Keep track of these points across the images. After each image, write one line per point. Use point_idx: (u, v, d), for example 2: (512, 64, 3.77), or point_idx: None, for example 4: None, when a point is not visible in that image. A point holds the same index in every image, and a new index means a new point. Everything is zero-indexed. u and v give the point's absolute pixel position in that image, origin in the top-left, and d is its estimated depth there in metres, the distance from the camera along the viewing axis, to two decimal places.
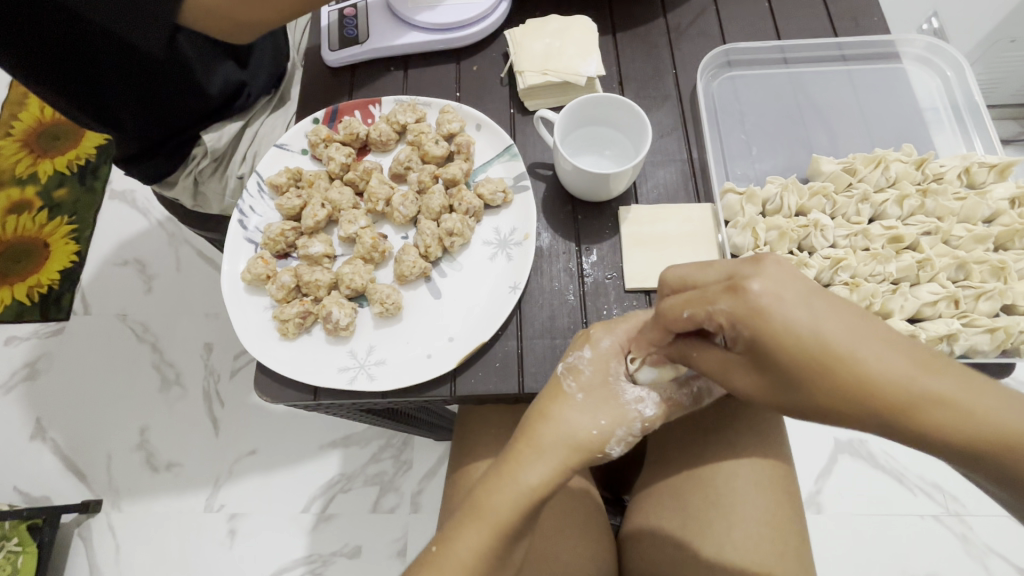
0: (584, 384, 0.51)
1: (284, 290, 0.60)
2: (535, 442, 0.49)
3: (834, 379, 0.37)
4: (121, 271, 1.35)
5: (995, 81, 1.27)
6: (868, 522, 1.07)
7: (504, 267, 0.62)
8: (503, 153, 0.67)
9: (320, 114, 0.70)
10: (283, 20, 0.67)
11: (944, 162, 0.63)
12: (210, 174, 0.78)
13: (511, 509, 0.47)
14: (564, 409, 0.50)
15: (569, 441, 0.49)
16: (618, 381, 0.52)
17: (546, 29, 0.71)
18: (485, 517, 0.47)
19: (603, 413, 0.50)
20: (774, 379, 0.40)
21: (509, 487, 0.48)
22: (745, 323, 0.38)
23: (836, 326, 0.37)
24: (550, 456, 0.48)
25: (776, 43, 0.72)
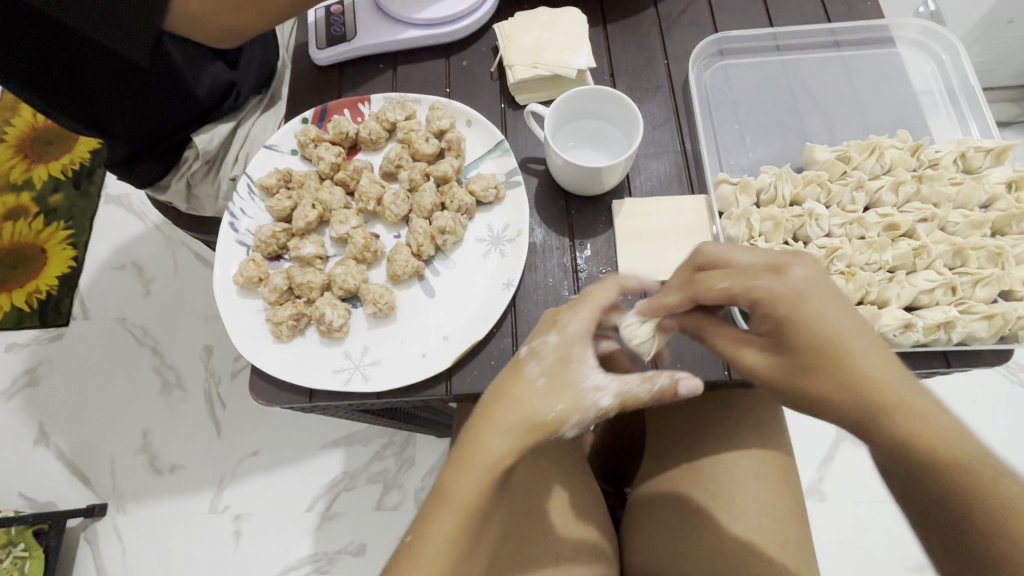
0: (544, 368, 0.46)
1: (277, 292, 0.60)
2: (491, 416, 0.44)
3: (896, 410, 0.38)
4: (120, 275, 1.34)
5: (994, 62, 1.28)
6: (871, 509, 1.08)
7: (498, 264, 0.62)
8: (494, 149, 0.67)
9: (309, 114, 0.69)
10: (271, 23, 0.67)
11: (940, 148, 0.62)
12: (202, 177, 0.78)
13: (470, 483, 0.42)
14: (513, 386, 0.45)
15: (522, 411, 0.43)
16: (578, 367, 0.46)
17: (535, 22, 0.70)
18: (447, 501, 0.42)
19: (561, 398, 0.44)
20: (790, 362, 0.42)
21: (468, 452, 0.43)
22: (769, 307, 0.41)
23: (855, 329, 0.40)
24: (501, 416, 0.44)
25: (769, 30, 0.71)
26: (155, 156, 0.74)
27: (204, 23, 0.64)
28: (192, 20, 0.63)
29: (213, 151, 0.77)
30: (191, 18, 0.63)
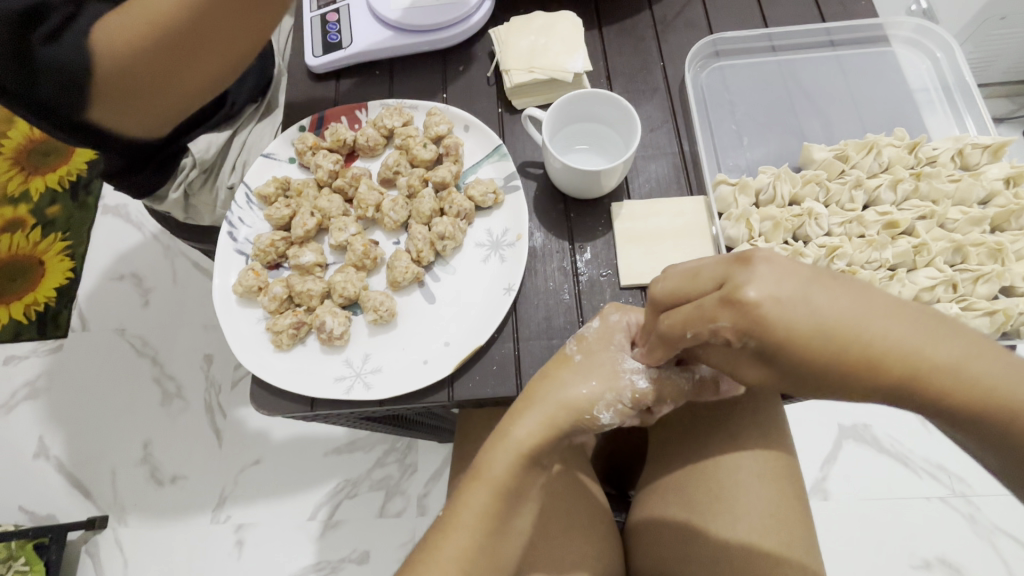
0: (585, 350, 0.53)
1: (277, 301, 0.60)
2: (535, 401, 0.51)
3: (855, 368, 0.33)
4: (119, 285, 1.34)
5: (989, 57, 1.29)
6: (875, 507, 1.08)
7: (498, 269, 0.62)
8: (492, 153, 0.67)
9: (306, 121, 0.69)
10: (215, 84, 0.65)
11: (937, 145, 0.62)
12: (201, 186, 0.78)
13: (502, 463, 0.50)
14: (560, 371, 0.52)
15: (563, 398, 0.50)
16: (616, 353, 0.51)
17: (530, 26, 0.70)
18: (480, 476, 0.50)
19: (595, 376, 0.50)
20: (782, 371, 0.36)
21: (502, 439, 0.51)
22: (752, 335, 0.34)
23: (837, 305, 0.33)
24: (539, 408, 0.50)
25: (763, 31, 0.71)
26: (152, 165, 0.74)
27: (146, 110, 0.62)
28: (135, 113, 0.61)
29: (211, 160, 0.76)
30: (135, 113, 0.61)
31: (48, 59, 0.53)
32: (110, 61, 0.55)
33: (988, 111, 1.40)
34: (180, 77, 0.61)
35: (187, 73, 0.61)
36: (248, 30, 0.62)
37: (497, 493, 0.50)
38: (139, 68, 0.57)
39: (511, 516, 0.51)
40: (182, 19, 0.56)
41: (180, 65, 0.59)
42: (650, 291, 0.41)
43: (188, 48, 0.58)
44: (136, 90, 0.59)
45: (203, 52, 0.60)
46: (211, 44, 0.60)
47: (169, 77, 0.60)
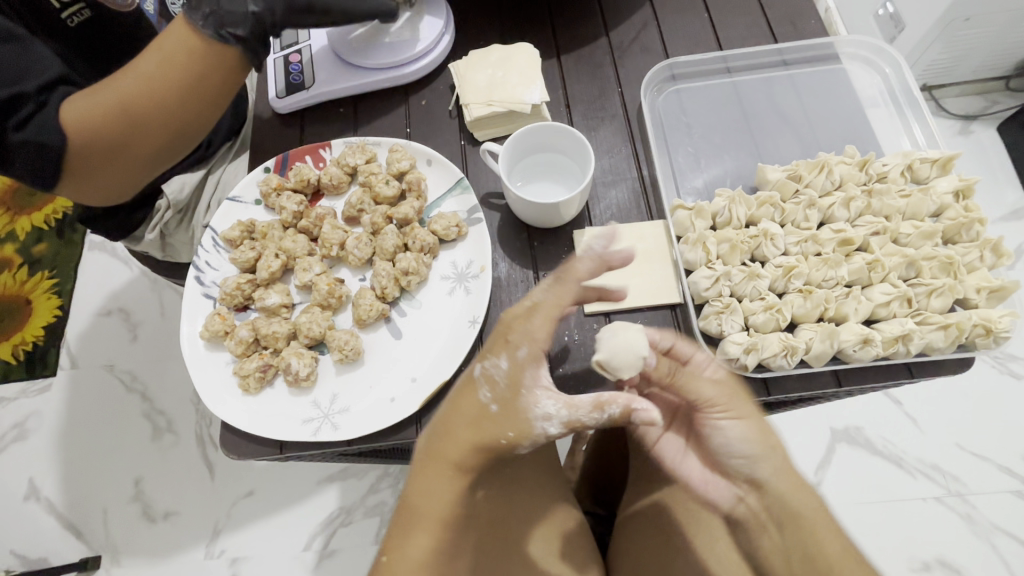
0: (502, 398, 0.46)
1: (243, 344, 0.60)
2: (450, 432, 0.46)
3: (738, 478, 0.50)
4: (107, 321, 1.34)
5: (956, 58, 1.33)
6: (871, 510, 1.09)
7: (464, 302, 0.62)
8: (454, 187, 0.67)
9: (271, 163, 0.70)
10: (170, 153, 0.65)
11: (887, 161, 0.63)
12: (177, 225, 0.81)
13: (437, 497, 0.45)
14: (466, 407, 0.47)
15: (476, 424, 0.46)
16: (529, 394, 0.47)
17: (488, 59, 0.72)
18: (418, 516, 0.46)
19: (512, 425, 0.46)
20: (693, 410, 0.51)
21: (433, 471, 0.46)
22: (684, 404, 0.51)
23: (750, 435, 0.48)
24: (459, 432, 0.46)
25: (717, 53, 0.73)
26: (131, 209, 0.80)
27: (98, 184, 0.64)
28: (88, 188, 0.64)
29: (185, 200, 0.80)
30: (88, 187, 0.63)
31: (21, 141, 0.57)
32: (71, 138, 0.58)
33: (959, 111, 1.44)
34: (137, 152, 0.62)
35: (142, 149, 0.62)
36: (207, 115, 0.64)
37: (442, 527, 0.46)
38: (93, 148, 0.59)
39: (456, 542, 0.47)
40: (139, 103, 0.59)
41: (130, 141, 0.61)
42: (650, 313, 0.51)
43: (142, 128, 0.61)
44: (94, 165, 0.61)
45: (157, 131, 0.61)
46: (165, 123, 0.62)
47: (122, 153, 0.61)
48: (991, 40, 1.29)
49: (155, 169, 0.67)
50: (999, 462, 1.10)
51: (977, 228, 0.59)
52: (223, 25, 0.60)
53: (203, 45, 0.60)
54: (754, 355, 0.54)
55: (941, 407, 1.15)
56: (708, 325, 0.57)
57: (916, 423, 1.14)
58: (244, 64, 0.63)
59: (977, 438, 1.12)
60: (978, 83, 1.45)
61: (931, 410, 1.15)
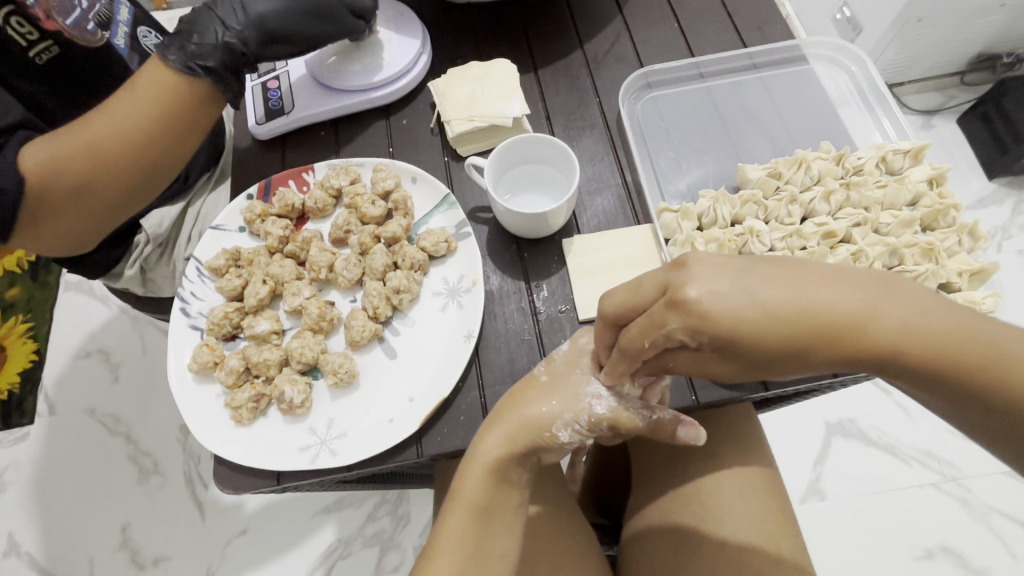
0: (552, 369, 0.55)
1: (233, 374, 0.58)
2: (498, 419, 0.53)
3: (807, 326, 0.38)
4: (87, 363, 1.30)
5: (913, 57, 1.39)
6: (871, 500, 1.10)
7: (458, 317, 0.62)
8: (441, 203, 0.67)
9: (254, 190, 0.69)
10: (141, 191, 0.65)
11: (862, 155, 0.64)
12: (158, 259, 0.80)
13: (473, 483, 0.51)
14: (524, 390, 0.54)
15: (528, 418, 0.52)
16: (581, 375, 0.54)
17: (466, 76, 0.73)
18: (456, 499, 0.51)
19: (556, 396, 0.53)
20: (744, 364, 0.41)
21: (471, 460, 0.52)
22: (703, 331, 0.38)
23: (777, 292, 0.39)
24: (501, 425, 0.52)
25: (690, 60, 0.74)
26: (109, 245, 0.79)
27: (66, 225, 0.62)
28: (54, 228, 0.62)
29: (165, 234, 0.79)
30: (54, 228, 0.61)
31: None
32: (46, 173, 0.57)
33: (920, 106, 1.50)
34: (110, 188, 0.62)
35: (115, 185, 0.62)
36: (181, 152, 0.65)
37: (474, 515, 0.51)
38: (66, 184, 0.59)
39: (490, 538, 0.51)
40: (125, 137, 0.60)
41: (104, 176, 0.61)
42: (601, 306, 0.44)
43: (114, 165, 0.61)
44: (63, 204, 0.60)
45: (133, 166, 0.62)
46: (138, 161, 0.62)
47: (94, 188, 0.61)
48: (943, 40, 1.35)
49: (124, 211, 0.66)
50: None
51: (953, 214, 0.61)
52: (196, 56, 0.62)
53: (175, 78, 0.61)
54: None
55: None
56: None
57: (908, 411, 1.16)
58: (216, 95, 0.65)
59: None
60: (936, 78, 1.50)
61: None
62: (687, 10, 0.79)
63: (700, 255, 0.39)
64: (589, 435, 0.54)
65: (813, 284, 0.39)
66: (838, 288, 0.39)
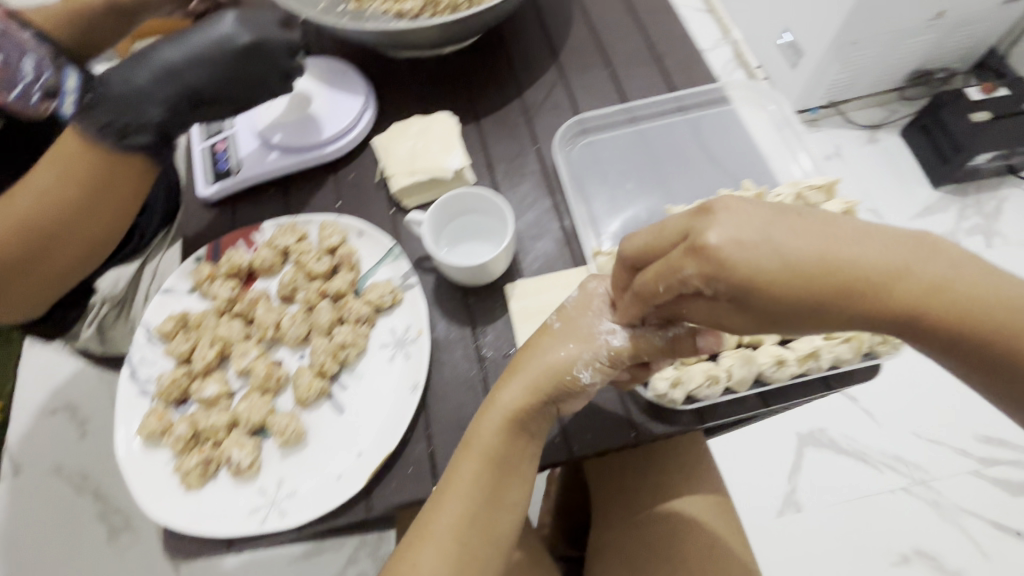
0: (564, 317, 0.57)
1: (181, 440, 0.59)
2: (518, 367, 0.55)
3: (828, 279, 0.40)
4: (54, 420, 1.27)
5: (852, 77, 1.47)
6: (844, 508, 1.12)
7: (404, 367, 0.63)
8: (387, 255, 0.69)
9: (202, 252, 0.70)
10: (81, 263, 0.66)
11: (780, 191, 0.69)
12: (116, 317, 0.92)
13: (490, 431, 0.53)
14: (541, 338, 0.56)
15: (547, 366, 0.54)
16: (593, 316, 0.55)
17: (408, 131, 0.76)
18: (470, 447, 0.54)
19: (572, 339, 0.55)
20: (758, 316, 0.43)
21: (488, 409, 0.54)
22: (718, 278, 0.41)
23: (797, 243, 0.41)
24: (521, 374, 0.54)
25: (620, 106, 0.79)
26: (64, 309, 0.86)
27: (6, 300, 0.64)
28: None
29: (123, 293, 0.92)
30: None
31: None
32: None
33: (864, 121, 1.57)
34: (48, 265, 0.63)
35: (52, 261, 0.63)
36: (118, 223, 0.66)
37: (489, 462, 0.53)
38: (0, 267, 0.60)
39: (503, 486, 0.54)
40: (56, 217, 0.61)
41: (40, 256, 0.62)
42: (621, 248, 0.48)
43: (57, 248, 0.62)
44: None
45: (68, 243, 0.63)
46: (80, 239, 0.64)
47: (31, 267, 0.62)
48: (879, 60, 1.43)
49: (66, 281, 0.67)
50: (955, 445, 1.16)
51: None
52: (127, 132, 0.63)
53: (106, 158, 0.62)
54: (681, 389, 0.57)
55: (894, 398, 1.21)
56: None
57: (874, 417, 1.19)
58: (149, 167, 0.66)
59: (931, 425, 1.18)
60: (877, 96, 1.58)
61: (885, 403, 1.21)
62: (618, 56, 0.84)
63: (727, 203, 0.41)
64: (613, 371, 0.55)
65: (837, 239, 0.40)
66: (860, 244, 0.40)
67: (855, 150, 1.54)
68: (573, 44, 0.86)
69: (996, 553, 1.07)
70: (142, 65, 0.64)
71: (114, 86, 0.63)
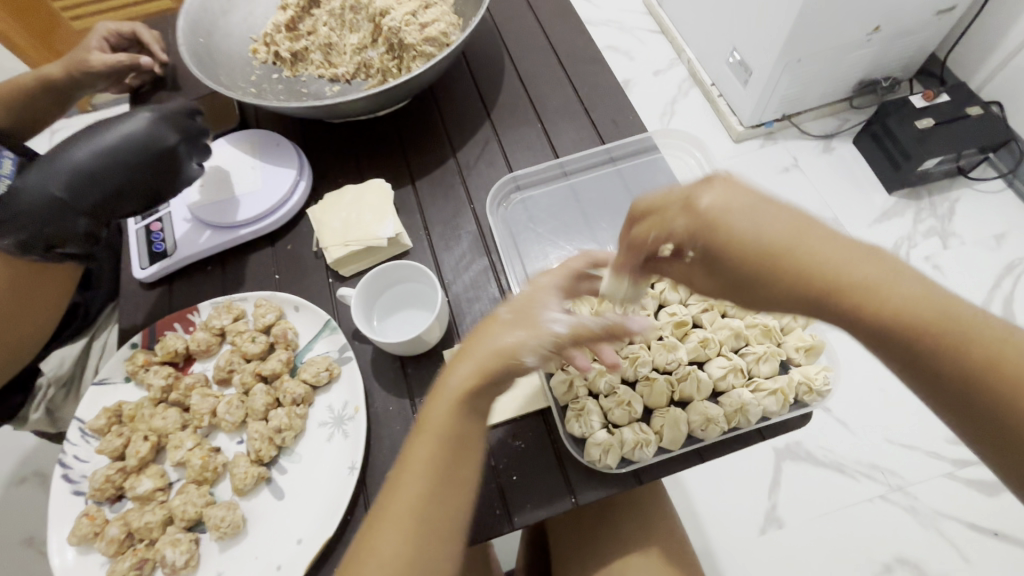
0: (512, 305, 0.51)
1: (114, 543, 0.58)
2: (466, 351, 0.51)
3: (791, 266, 0.42)
4: (22, 490, 1.24)
5: (804, 89, 1.48)
6: (825, 521, 1.13)
7: (342, 446, 0.63)
8: (323, 329, 0.69)
9: (137, 338, 0.70)
10: None
11: None
12: (64, 398, 0.88)
13: (439, 411, 0.49)
14: (488, 325, 0.51)
15: (492, 350, 0.49)
16: (540, 303, 0.51)
17: (342, 201, 0.76)
18: (423, 428, 0.50)
19: (521, 326, 0.49)
20: (724, 282, 0.46)
21: (438, 391, 0.50)
22: (698, 237, 0.45)
23: (778, 228, 0.42)
24: (468, 359, 0.50)
25: (552, 161, 0.80)
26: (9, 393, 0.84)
27: None
28: None
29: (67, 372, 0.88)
30: None
31: None
32: None
33: (819, 130, 1.59)
34: None
35: None
36: None
37: (441, 442, 0.49)
38: None
39: (456, 471, 0.49)
40: None
41: None
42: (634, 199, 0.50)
43: None
44: None
45: None
46: None
47: None
48: (826, 73, 1.44)
49: None
50: (928, 448, 1.16)
51: None
52: (54, 246, 0.65)
53: None
54: (613, 453, 0.58)
55: (868, 405, 1.21)
56: (570, 428, 0.60)
57: (848, 426, 1.20)
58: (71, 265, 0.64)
59: (906, 430, 1.18)
60: (830, 105, 1.58)
61: (860, 412, 1.20)
62: (549, 109, 0.86)
63: (726, 176, 0.45)
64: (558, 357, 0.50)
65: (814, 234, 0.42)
66: (827, 246, 0.42)
67: (811, 160, 1.55)
68: (505, 99, 0.87)
69: (977, 556, 1.07)
70: (51, 166, 0.64)
71: (23, 194, 0.63)
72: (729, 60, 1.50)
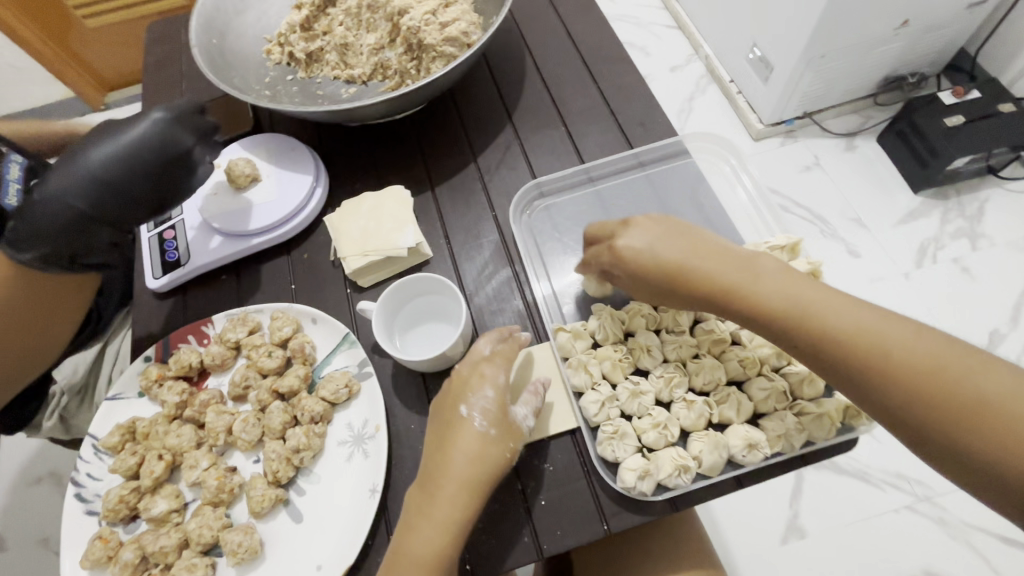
0: (489, 421, 0.54)
1: (128, 567, 0.56)
2: (462, 458, 0.53)
3: (687, 278, 0.54)
4: (36, 490, 1.23)
5: (827, 87, 1.42)
6: (851, 532, 1.09)
7: (363, 467, 0.60)
8: (342, 342, 0.67)
9: (151, 352, 0.67)
10: None
11: None
12: (78, 406, 0.86)
13: (454, 477, 0.52)
14: (471, 439, 0.53)
15: (487, 454, 0.53)
16: (503, 411, 0.55)
17: (360, 209, 0.73)
18: (436, 485, 0.52)
19: (510, 439, 0.54)
20: (646, 296, 0.58)
21: (448, 454, 0.52)
22: (619, 263, 0.57)
23: (673, 249, 0.55)
24: (472, 455, 0.52)
25: (577, 167, 0.77)
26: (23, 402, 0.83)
27: None
28: None
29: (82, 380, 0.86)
30: None
31: None
32: None
33: (842, 127, 1.53)
34: None
35: None
36: None
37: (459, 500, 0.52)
38: None
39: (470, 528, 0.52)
40: None
41: None
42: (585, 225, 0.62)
43: None
44: None
45: None
46: None
47: None
48: (852, 68, 1.38)
49: None
50: None
51: None
52: (78, 257, 0.66)
53: None
54: (649, 480, 0.54)
55: None
56: (603, 452, 0.57)
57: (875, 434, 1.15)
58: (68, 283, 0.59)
59: None
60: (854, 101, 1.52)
61: None
62: (572, 112, 0.82)
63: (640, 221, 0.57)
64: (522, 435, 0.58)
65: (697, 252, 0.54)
66: (712, 261, 0.54)
67: (833, 159, 1.50)
68: (527, 101, 0.84)
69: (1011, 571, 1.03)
70: (65, 167, 0.63)
71: (35, 206, 0.62)
72: (749, 56, 1.45)
